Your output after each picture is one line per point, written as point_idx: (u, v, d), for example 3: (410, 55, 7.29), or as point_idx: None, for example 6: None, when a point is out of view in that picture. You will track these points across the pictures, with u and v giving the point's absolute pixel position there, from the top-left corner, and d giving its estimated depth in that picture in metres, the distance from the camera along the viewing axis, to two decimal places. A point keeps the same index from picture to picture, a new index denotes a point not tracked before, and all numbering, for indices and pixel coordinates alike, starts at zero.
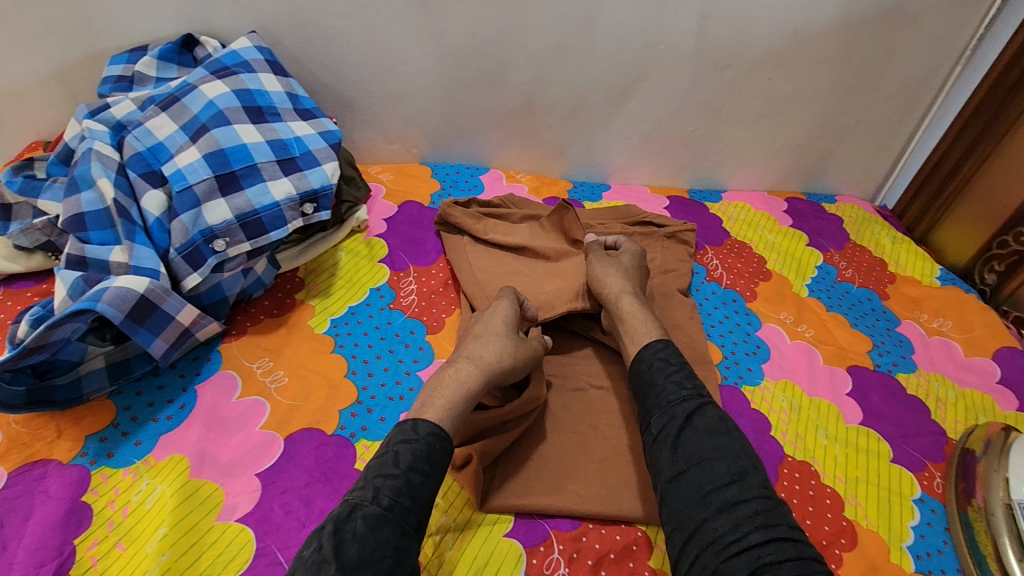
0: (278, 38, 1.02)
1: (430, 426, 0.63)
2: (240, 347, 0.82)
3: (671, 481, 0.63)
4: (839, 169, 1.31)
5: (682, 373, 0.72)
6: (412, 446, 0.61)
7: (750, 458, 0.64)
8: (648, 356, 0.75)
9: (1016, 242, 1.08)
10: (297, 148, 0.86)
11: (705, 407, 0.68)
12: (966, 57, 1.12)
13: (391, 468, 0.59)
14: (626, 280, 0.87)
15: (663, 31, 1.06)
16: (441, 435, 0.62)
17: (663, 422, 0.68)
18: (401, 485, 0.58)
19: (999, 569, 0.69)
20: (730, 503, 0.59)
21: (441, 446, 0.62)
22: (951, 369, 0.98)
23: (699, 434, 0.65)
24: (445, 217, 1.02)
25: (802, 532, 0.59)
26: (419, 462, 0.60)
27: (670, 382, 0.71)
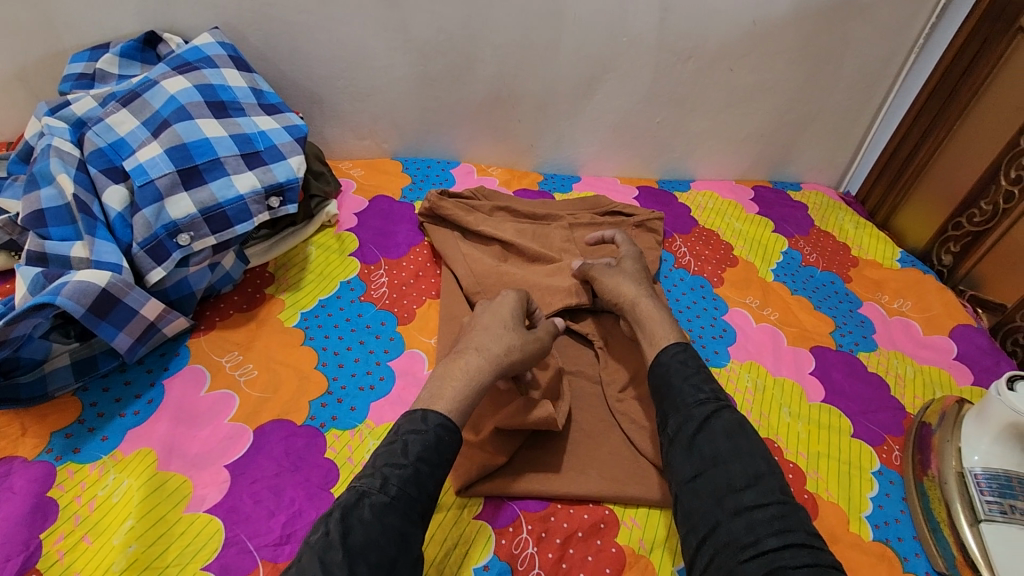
0: (243, 34, 1.02)
1: (440, 418, 0.64)
2: (209, 341, 0.82)
3: (687, 483, 0.63)
4: (803, 157, 1.34)
5: (700, 376, 0.70)
6: (422, 437, 0.62)
7: (769, 463, 0.63)
8: (667, 359, 0.73)
9: (970, 223, 1.11)
10: (261, 142, 0.87)
11: (723, 412, 0.67)
12: (919, 46, 1.16)
13: (399, 457, 0.60)
14: (641, 285, 0.86)
15: (626, 23, 1.07)
16: (450, 428, 0.63)
17: (680, 424, 0.67)
18: (410, 476, 0.59)
19: (953, 535, 0.72)
20: (747, 507, 0.59)
21: (450, 437, 0.63)
22: (910, 347, 1.01)
23: (717, 437, 0.64)
24: (433, 208, 1.04)
25: (820, 539, 0.57)
26: (428, 453, 0.61)
27: (688, 384, 0.70)
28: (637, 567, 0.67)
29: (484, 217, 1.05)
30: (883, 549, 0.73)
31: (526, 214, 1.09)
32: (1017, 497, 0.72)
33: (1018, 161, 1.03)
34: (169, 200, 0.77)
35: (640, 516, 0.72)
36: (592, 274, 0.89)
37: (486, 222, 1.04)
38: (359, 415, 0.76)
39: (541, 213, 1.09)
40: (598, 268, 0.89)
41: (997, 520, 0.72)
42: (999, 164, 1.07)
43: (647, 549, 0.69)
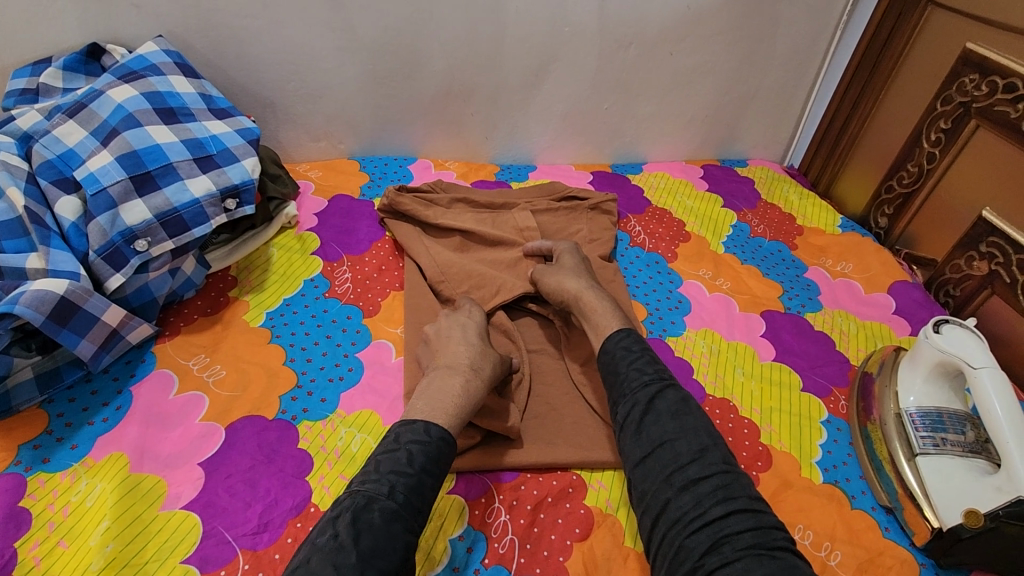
0: (189, 42, 1.02)
1: (441, 431, 0.66)
2: (175, 346, 0.82)
3: (638, 464, 0.66)
4: (747, 135, 1.41)
5: (643, 360, 0.74)
6: (426, 448, 0.63)
7: (710, 435, 0.66)
8: (611, 347, 0.76)
9: (900, 185, 1.17)
10: (213, 146, 0.88)
11: (665, 392, 0.70)
12: (844, 23, 1.23)
13: (405, 466, 0.61)
14: (581, 277, 0.89)
15: (567, 13, 1.11)
16: (451, 441, 0.65)
17: (627, 409, 0.70)
18: (414, 484, 0.60)
19: (893, 471, 0.77)
20: (693, 481, 0.62)
21: (448, 450, 0.65)
22: (853, 305, 1.07)
23: (662, 417, 0.67)
24: (394, 205, 1.05)
25: (763, 501, 0.61)
26: (430, 464, 0.62)
27: (632, 369, 0.73)
28: (605, 524, 0.70)
29: (442, 210, 1.08)
30: (832, 490, 0.78)
31: (497, 206, 1.12)
32: (946, 429, 0.77)
33: (938, 123, 1.09)
34: (123, 207, 0.78)
35: (606, 478, 0.75)
36: (534, 276, 0.93)
37: (449, 216, 1.07)
38: (330, 405, 0.78)
39: (507, 207, 1.12)
40: (539, 270, 0.92)
41: (932, 452, 0.76)
42: (922, 127, 1.13)
43: (614, 507, 0.72)
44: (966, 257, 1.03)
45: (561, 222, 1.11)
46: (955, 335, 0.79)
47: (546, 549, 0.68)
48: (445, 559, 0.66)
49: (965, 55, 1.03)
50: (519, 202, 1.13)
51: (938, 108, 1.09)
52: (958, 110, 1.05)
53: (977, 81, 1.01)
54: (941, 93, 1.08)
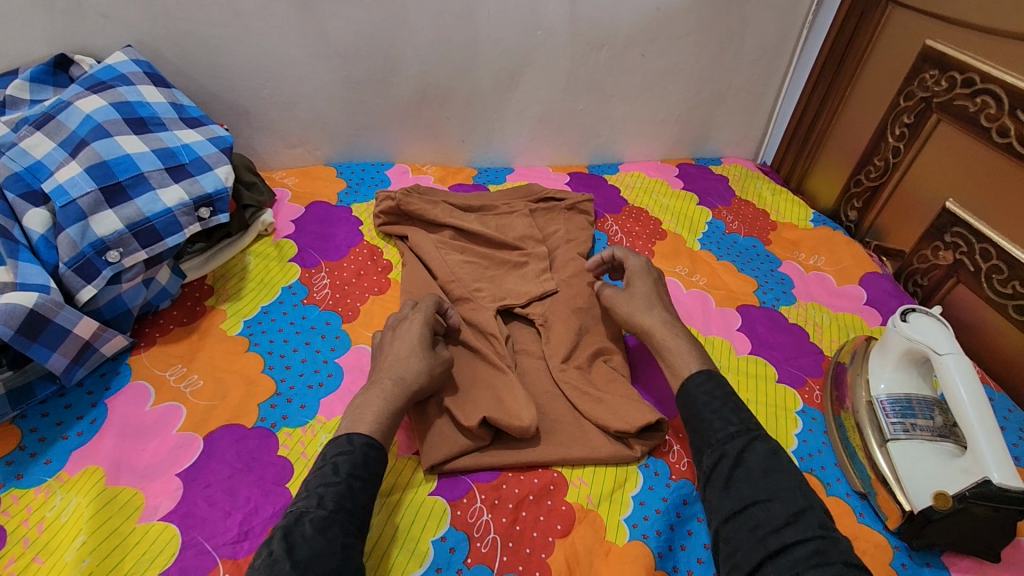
0: (159, 51, 1.01)
1: (365, 437, 0.65)
2: (151, 357, 0.82)
3: (727, 520, 0.63)
4: (720, 134, 1.43)
5: (728, 409, 0.71)
6: (350, 456, 0.63)
7: (804, 497, 0.62)
8: (692, 391, 0.74)
9: (868, 179, 1.20)
10: (185, 155, 0.88)
11: (754, 445, 0.68)
12: (809, 22, 1.26)
13: (332, 476, 0.61)
14: (654, 309, 0.85)
15: (539, 18, 1.13)
16: (377, 443, 0.65)
17: (714, 461, 0.67)
18: (344, 490, 0.60)
19: (866, 458, 0.79)
20: (787, 544, 0.58)
21: (378, 453, 0.65)
22: (825, 297, 1.09)
23: (754, 474, 0.65)
24: (404, 206, 1.06)
25: (864, 570, 0.57)
26: (357, 469, 0.62)
27: (717, 419, 0.70)
28: (586, 520, 0.71)
29: (448, 210, 1.09)
30: (808, 478, 0.80)
31: (488, 208, 1.12)
32: (916, 415, 0.79)
33: (901, 118, 1.12)
34: (94, 218, 0.77)
35: (587, 475, 0.76)
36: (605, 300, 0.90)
37: (442, 208, 1.08)
38: (310, 411, 0.78)
39: (494, 208, 1.12)
40: (611, 295, 0.89)
41: (902, 438, 0.78)
42: (887, 122, 1.16)
43: (595, 503, 0.73)
44: (932, 247, 1.06)
45: (540, 223, 1.11)
46: (922, 323, 0.80)
47: (528, 546, 0.68)
48: (427, 561, 0.66)
49: (925, 52, 1.06)
50: (507, 204, 1.13)
51: (901, 103, 1.12)
52: (920, 104, 1.08)
53: (937, 76, 1.04)
54: (903, 89, 1.11)
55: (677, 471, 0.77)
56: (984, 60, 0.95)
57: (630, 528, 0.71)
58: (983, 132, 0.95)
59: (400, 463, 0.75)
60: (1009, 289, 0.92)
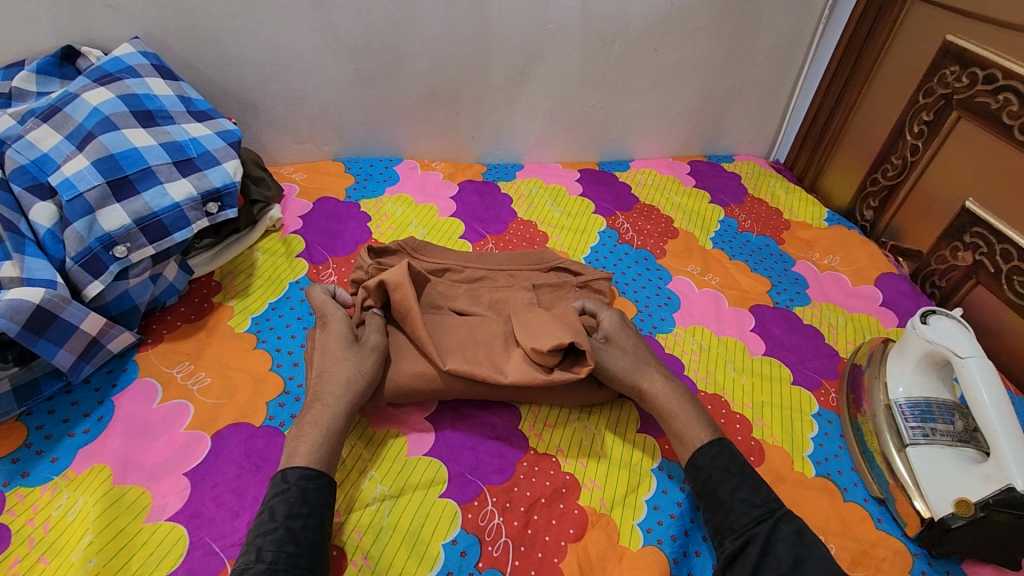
0: (166, 43, 1.00)
1: (300, 470, 0.63)
2: (158, 354, 0.81)
3: None
4: (733, 130, 1.41)
5: (748, 489, 0.66)
6: (286, 496, 0.61)
7: None
8: (705, 465, 0.69)
9: (885, 178, 1.18)
10: (193, 148, 0.86)
11: (780, 528, 0.63)
12: (826, 17, 1.24)
13: (267, 524, 0.59)
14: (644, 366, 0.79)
15: (550, 11, 1.11)
16: (312, 474, 0.63)
17: (739, 547, 0.63)
18: (283, 535, 0.58)
19: (884, 463, 0.78)
20: None
21: (316, 483, 0.63)
22: (840, 298, 1.08)
23: (783, 562, 0.61)
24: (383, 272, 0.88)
25: None
26: (295, 507, 0.61)
27: (738, 500, 0.66)
28: (599, 524, 0.70)
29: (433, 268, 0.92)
30: (825, 483, 0.78)
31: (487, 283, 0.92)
32: (935, 419, 0.77)
33: (920, 115, 1.10)
34: (100, 212, 0.76)
35: (599, 478, 0.75)
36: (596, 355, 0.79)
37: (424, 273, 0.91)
38: None
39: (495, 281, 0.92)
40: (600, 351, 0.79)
41: (921, 442, 0.76)
42: (905, 120, 1.13)
43: (608, 507, 0.72)
44: (950, 248, 1.04)
45: (543, 301, 0.90)
46: (941, 325, 0.78)
47: (540, 550, 0.67)
48: (437, 565, 0.65)
49: (946, 47, 1.04)
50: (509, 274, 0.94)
51: (920, 100, 1.10)
52: (939, 101, 1.05)
53: (957, 73, 1.02)
54: (923, 86, 1.09)
55: None
56: (1007, 57, 0.93)
57: (643, 533, 0.70)
58: (1004, 130, 0.93)
59: (410, 463, 0.74)
60: None
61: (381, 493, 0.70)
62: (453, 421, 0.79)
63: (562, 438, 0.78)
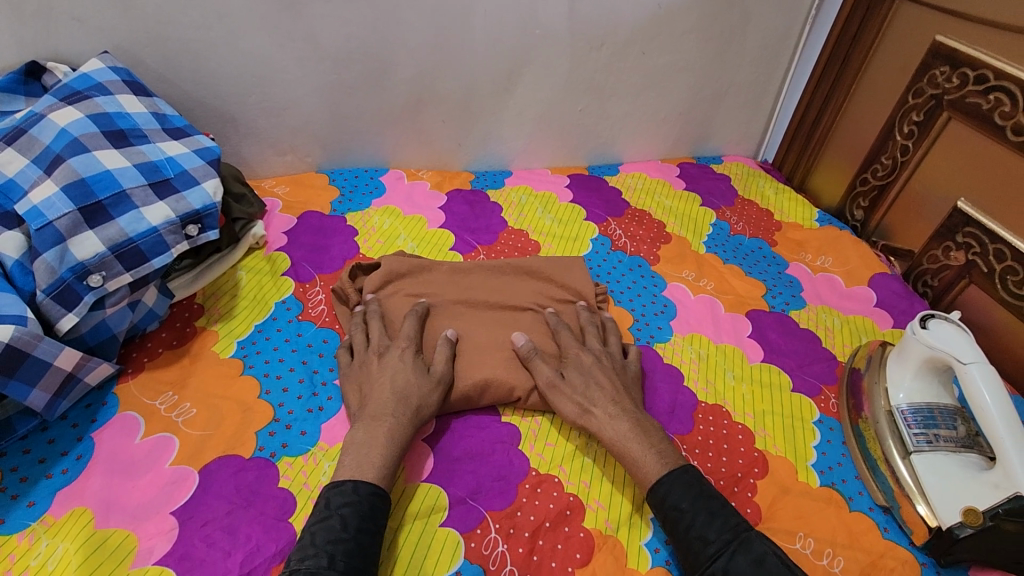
0: (138, 57, 0.96)
1: (371, 486, 0.62)
2: (139, 385, 0.77)
3: None
4: (721, 131, 1.40)
5: (702, 520, 0.62)
6: (357, 508, 0.60)
7: None
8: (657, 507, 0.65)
9: (875, 178, 1.18)
10: (170, 169, 0.83)
11: (736, 562, 0.59)
12: (813, 16, 1.24)
13: (340, 532, 0.58)
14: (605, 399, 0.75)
15: (537, 16, 1.09)
16: (384, 494, 0.62)
17: None
18: (354, 548, 0.57)
19: (888, 470, 0.77)
20: None
21: (384, 503, 0.63)
22: (835, 299, 1.07)
23: None
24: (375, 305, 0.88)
25: None
26: (365, 522, 0.60)
27: (695, 537, 0.61)
28: (605, 547, 0.68)
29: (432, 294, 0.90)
30: (830, 493, 0.78)
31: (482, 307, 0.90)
32: (938, 425, 0.77)
33: (910, 116, 1.09)
34: (73, 240, 0.72)
35: (604, 498, 0.73)
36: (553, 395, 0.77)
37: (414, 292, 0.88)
38: (311, 438, 0.74)
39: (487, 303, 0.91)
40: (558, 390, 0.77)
41: (925, 449, 0.76)
42: (894, 120, 1.13)
43: (613, 528, 0.70)
44: (942, 247, 1.04)
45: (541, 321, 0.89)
46: (942, 331, 0.78)
47: None
48: None
49: (935, 47, 1.04)
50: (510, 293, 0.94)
51: (910, 100, 1.10)
52: (929, 102, 1.05)
53: (948, 73, 1.01)
54: (912, 86, 1.09)
55: None
56: (998, 57, 0.93)
57: (651, 554, 0.68)
58: (996, 130, 0.93)
59: (410, 490, 0.71)
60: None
61: None
62: (451, 443, 0.77)
63: (563, 457, 0.76)
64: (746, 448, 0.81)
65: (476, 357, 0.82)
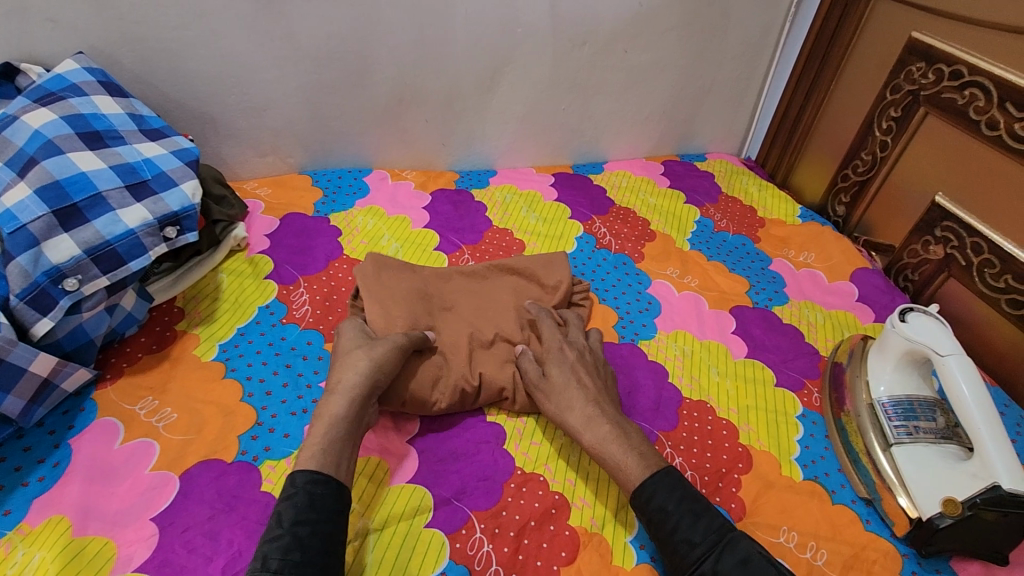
0: (114, 57, 0.94)
1: (307, 474, 0.59)
2: (119, 390, 0.76)
3: None
4: (705, 129, 1.41)
5: (690, 521, 0.61)
6: (293, 501, 0.57)
7: None
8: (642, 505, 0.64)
9: (855, 174, 1.19)
10: (147, 170, 0.82)
11: (722, 563, 0.58)
12: (792, 14, 1.25)
13: (274, 530, 0.55)
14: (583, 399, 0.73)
15: (518, 14, 1.09)
16: (320, 479, 0.59)
17: None
18: (290, 542, 0.54)
19: (871, 463, 0.78)
20: None
21: (325, 487, 0.59)
22: (817, 295, 1.08)
23: None
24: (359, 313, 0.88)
25: None
26: (303, 513, 0.57)
27: (681, 538, 0.61)
28: (591, 545, 0.68)
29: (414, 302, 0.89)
30: (814, 487, 0.78)
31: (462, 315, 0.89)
32: (918, 417, 0.78)
33: (888, 112, 1.11)
34: (47, 243, 0.71)
35: (589, 495, 0.73)
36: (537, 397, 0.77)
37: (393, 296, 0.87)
38: (294, 441, 0.73)
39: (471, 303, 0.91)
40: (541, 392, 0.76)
41: (906, 441, 0.76)
42: (873, 116, 1.15)
43: (599, 526, 0.70)
44: (922, 242, 1.06)
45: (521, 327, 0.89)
46: (920, 323, 0.79)
47: None
48: None
49: (911, 44, 1.05)
50: (493, 294, 0.94)
51: (888, 97, 1.11)
52: (907, 98, 1.07)
53: (924, 69, 1.03)
54: (890, 82, 1.10)
55: None
56: (972, 52, 0.94)
57: (636, 550, 0.68)
58: (972, 125, 0.94)
59: (394, 493, 0.71)
60: (1001, 283, 0.92)
61: (362, 528, 0.67)
62: (437, 444, 0.76)
63: (549, 456, 0.77)
64: (731, 444, 0.82)
65: (459, 356, 0.82)
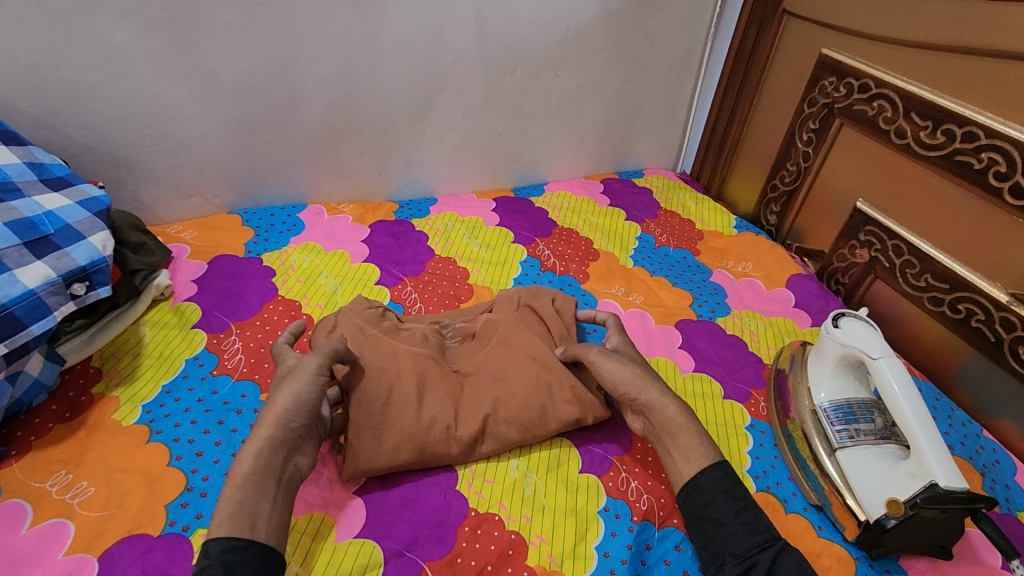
0: (11, 102, 0.88)
1: (222, 542, 0.55)
2: (26, 467, 0.69)
3: None
4: (640, 146, 1.44)
5: (751, 511, 0.63)
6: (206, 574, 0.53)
7: None
8: (708, 487, 0.65)
9: (783, 184, 1.24)
10: (49, 224, 0.76)
11: (782, 556, 0.60)
12: (712, 34, 1.30)
13: None
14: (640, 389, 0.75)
15: (446, 42, 1.08)
16: (236, 545, 0.54)
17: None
18: None
19: (817, 468, 0.79)
20: None
21: (242, 554, 0.54)
22: (757, 303, 1.11)
23: None
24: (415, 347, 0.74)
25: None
26: None
27: (741, 523, 0.62)
28: None
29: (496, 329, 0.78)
30: (766, 498, 0.79)
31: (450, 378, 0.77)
32: (858, 420, 0.79)
33: (807, 124, 1.16)
34: None
35: (546, 531, 0.71)
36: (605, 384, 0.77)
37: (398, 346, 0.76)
38: None
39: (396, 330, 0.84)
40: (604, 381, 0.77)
41: (848, 445, 0.78)
42: (794, 128, 1.20)
43: (558, 563, 0.68)
44: (849, 246, 1.10)
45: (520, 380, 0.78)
46: (852, 328, 0.82)
47: None
48: None
49: (822, 60, 1.11)
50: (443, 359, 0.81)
51: (806, 110, 1.16)
52: (823, 110, 1.12)
53: (835, 83, 1.08)
54: (806, 96, 1.16)
55: (638, 512, 0.73)
56: (875, 67, 1.00)
57: None
58: (882, 135, 1.00)
59: (339, 550, 0.67)
60: (923, 282, 0.96)
61: None
62: (385, 493, 0.73)
63: (503, 493, 0.74)
64: None
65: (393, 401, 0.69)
